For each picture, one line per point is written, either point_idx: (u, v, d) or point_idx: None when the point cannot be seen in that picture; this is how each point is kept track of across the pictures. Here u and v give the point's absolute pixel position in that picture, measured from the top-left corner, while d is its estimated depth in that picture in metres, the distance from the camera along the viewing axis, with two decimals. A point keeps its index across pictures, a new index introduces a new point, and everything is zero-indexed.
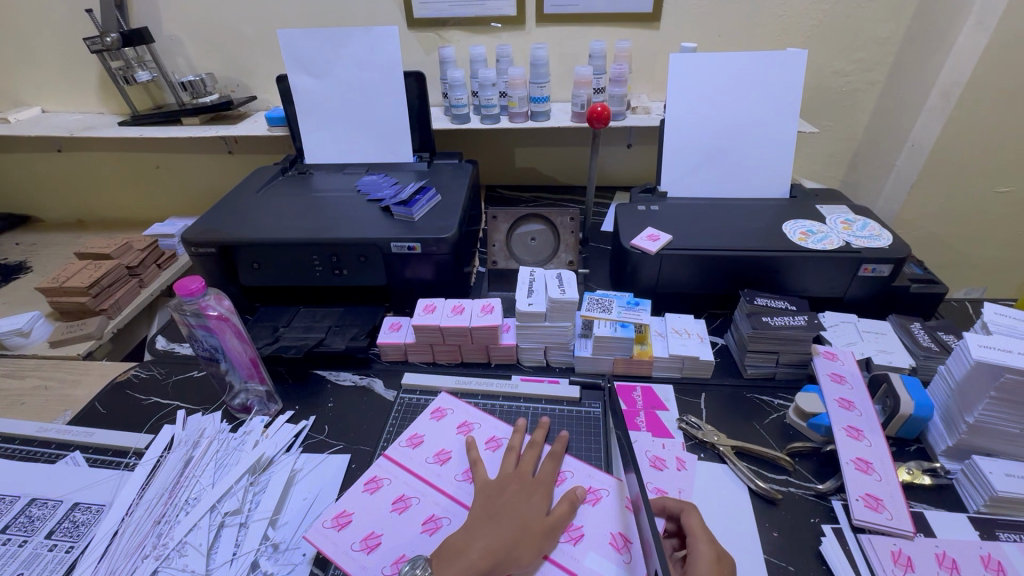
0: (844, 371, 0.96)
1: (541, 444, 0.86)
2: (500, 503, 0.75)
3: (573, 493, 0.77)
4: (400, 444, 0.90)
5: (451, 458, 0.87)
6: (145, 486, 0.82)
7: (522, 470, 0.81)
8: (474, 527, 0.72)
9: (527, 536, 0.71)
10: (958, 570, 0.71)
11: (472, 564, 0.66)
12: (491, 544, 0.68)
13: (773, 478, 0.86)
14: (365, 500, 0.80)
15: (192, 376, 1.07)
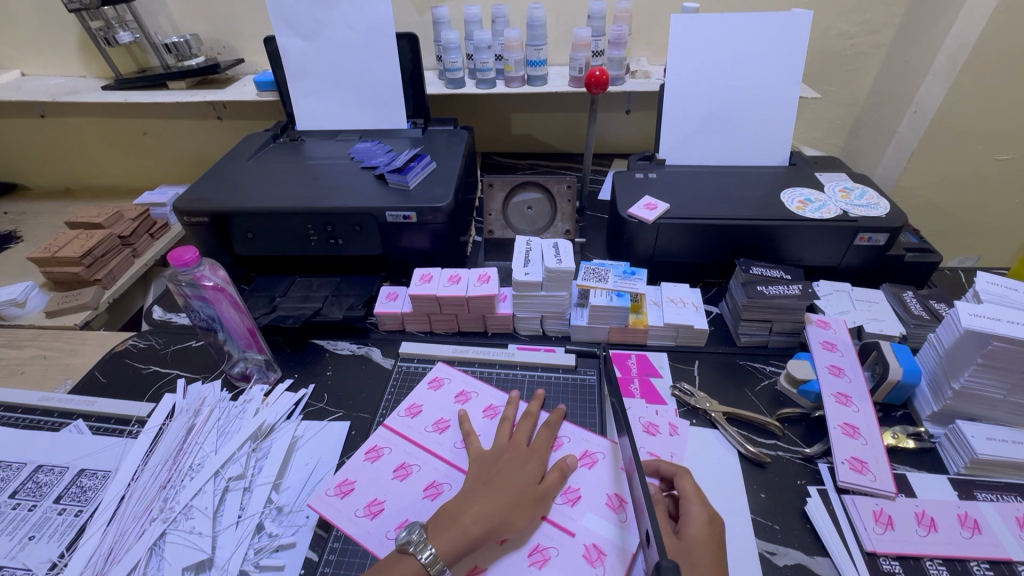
0: (835, 339, 0.98)
1: (535, 413, 0.87)
2: (495, 470, 0.77)
3: (562, 465, 0.79)
4: (399, 414, 0.91)
5: (450, 427, 0.89)
6: (149, 452, 0.83)
7: (517, 438, 0.82)
8: (469, 494, 0.73)
9: (520, 500, 0.73)
10: (935, 528, 0.74)
11: (466, 531, 0.68)
12: (484, 512, 0.70)
13: (763, 442, 0.88)
14: (365, 468, 0.82)
15: (191, 346, 1.08)
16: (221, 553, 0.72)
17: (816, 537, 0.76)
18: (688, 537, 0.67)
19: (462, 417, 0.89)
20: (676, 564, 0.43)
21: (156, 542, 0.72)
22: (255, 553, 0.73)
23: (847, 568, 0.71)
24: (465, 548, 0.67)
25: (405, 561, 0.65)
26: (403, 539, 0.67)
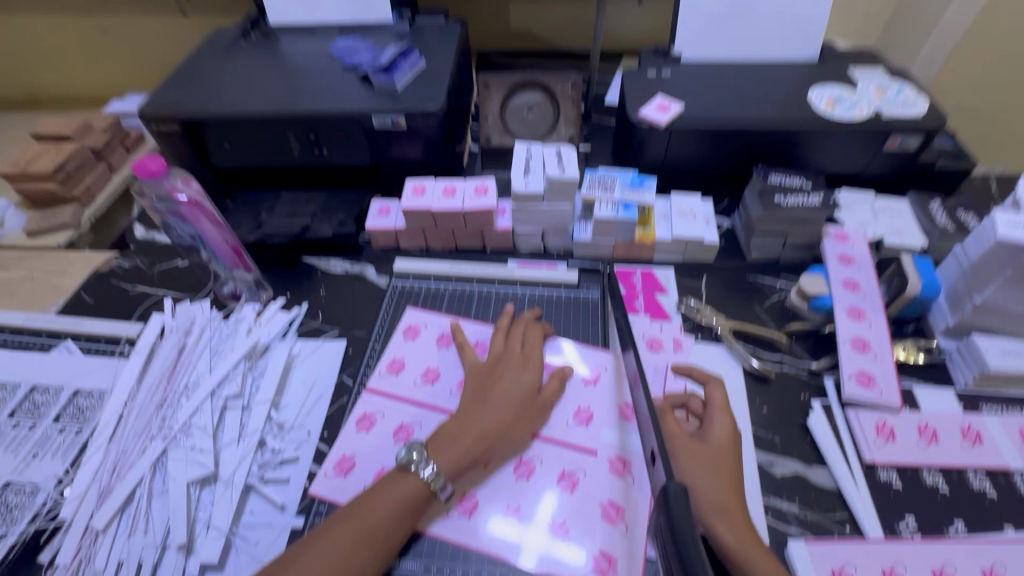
0: (853, 253, 0.93)
1: (531, 321, 0.86)
2: (493, 382, 0.76)
3: (560, 372, 0.80)
4: (382, 374, 0.84)
5: (440, 376, 0.84)
6: (142, 373, 0.82)
7: (513, 347, 0.81)
8: (466, 412, 0.73)
9: (518, 411, 0.73)
10: (936, 440, 0.74)
11: (467, 449, 0.69)
12: (483, 429, 0.70)
13: (769, 358, 0.87)
14: (361, 439, 0.77)
15: (178, 266, 1.03)
16: (224, 468, 0.73)
17: (816, 449, 0.76)
18: (712, 441, 0.70)
19: (455, 332, 0.87)
20: (684, 486, 0.41)
21: (158, 460, 0.72)
22: (260, 468, 0.75)
23: (844, 478, 0.72)
24: (466, 463, 0.68)
25: (404, 480, 0.66)
26: (404, 459, 0.67)
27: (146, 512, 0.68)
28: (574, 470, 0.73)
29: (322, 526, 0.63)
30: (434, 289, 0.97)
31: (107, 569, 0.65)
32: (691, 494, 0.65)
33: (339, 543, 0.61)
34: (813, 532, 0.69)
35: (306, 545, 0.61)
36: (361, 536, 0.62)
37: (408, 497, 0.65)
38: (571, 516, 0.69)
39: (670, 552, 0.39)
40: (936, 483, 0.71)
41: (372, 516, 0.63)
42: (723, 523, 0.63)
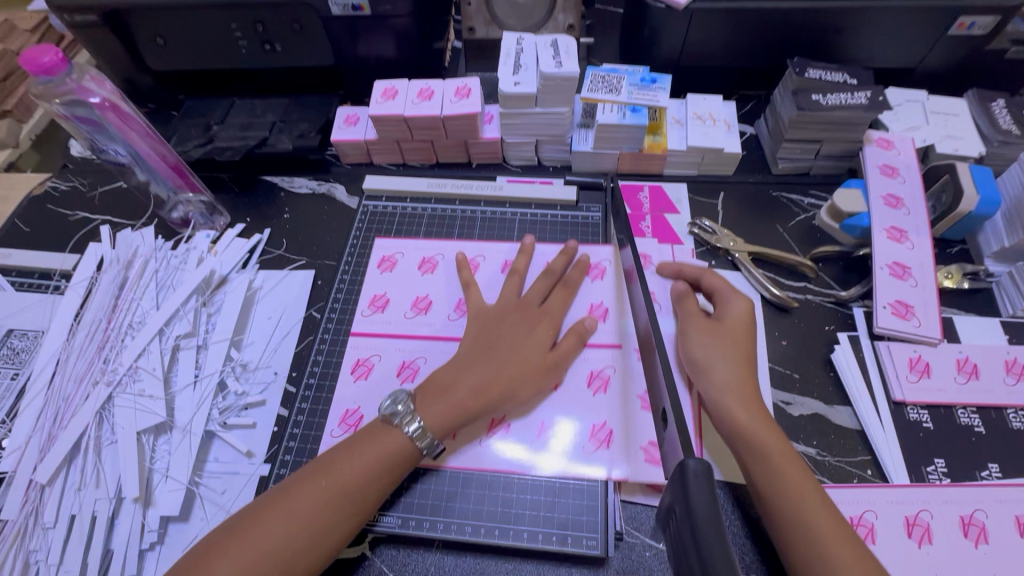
0: (897, 162, 0.79)
1: (532, 249, 0.76)
2: (500, 332, 0.66)
3: (577, 329, 0.67)
4: (366, 313, 0.74)
5: (433, 305, 0.74)
6: (80, 312, 0.73)
7: (530, 301, 0.70)
8: (463, 363, 0.63)
9: (524, 369, 0.63)
10: (976, 376, 0.66)
11: (460, 405, 0.60)
12: (482, 385, 0.61)
13: (790, 286, 0.76)
14: (362, 388, 0.68)
15: (120, 188, 0.90)
16: (181, 414, 0.66)
17: (839, 387, 0.68)
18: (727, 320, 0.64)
19: (462, 264, 0.76)
20: (707, 463, 0.36)
21: (104, 407, 0.65)
22: (221, 413, 0.67)
23: (869, 417, 0.65)
24: (456, 421, 0.59)
25: (389, 434, 0.57)
26: (387, 410, 0.59)
27: (97, 463, 0.62)
28: (604, 422, 0.63)
29: (291, 479, 0.55)
30: (409, 210, 0.84)
31: (59, 523, 0.60)
32: (706, 374, 0.61)
33: (308, 501, 0.52)
34: (830, 476, 0.62)
35: (270, 502, 0.53)
36: (332, 494, 0.53)
37: (393, 452, 0.56)
38: (610, 416, 0.64)
39: (685, 539, 0.34)
40: (971, 422, 0.64)
41: (347, 471, 0.55)
42: (762, 449, 0.55)
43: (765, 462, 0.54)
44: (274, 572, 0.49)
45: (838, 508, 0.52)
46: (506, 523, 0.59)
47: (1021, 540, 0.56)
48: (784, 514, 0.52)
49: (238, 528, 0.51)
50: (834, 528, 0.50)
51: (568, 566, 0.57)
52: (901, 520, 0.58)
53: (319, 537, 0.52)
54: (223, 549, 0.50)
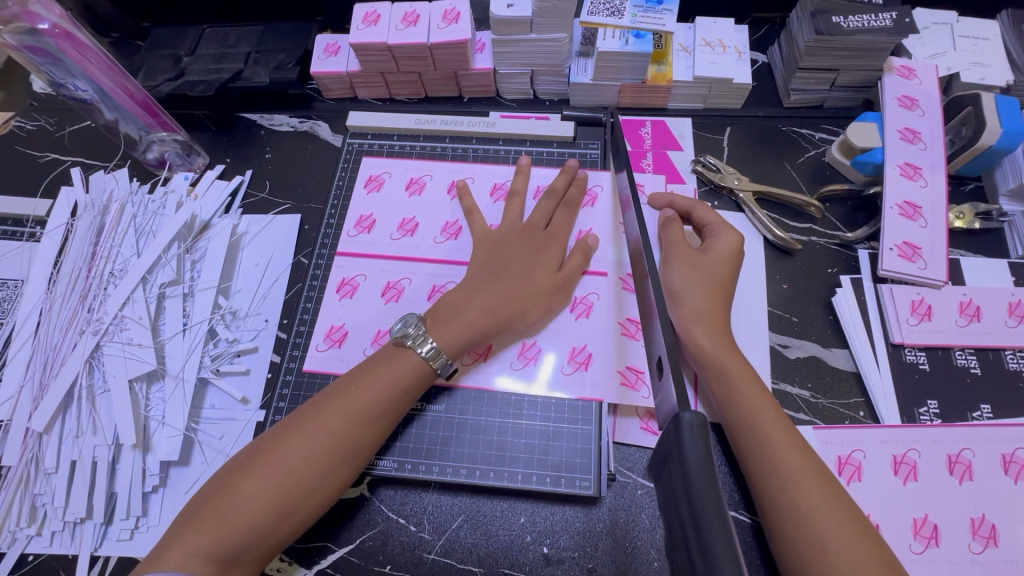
0: (918, 93, 0.74)
1: (527, 169, 0.73)
2: (506, 258, 0.64)
3: (583, 244, 0.66)
4: (350, 234, 0.72)
5: (419, 226, 0.72)
6: (59, 261, 0.70)
7: (532, 224, 0.67)
8: (471, 286, 0.62)
9: (532, 290, 0.62)
10: (978, 318, 0.65)
11: (471, 324, 0.59)
12: (490, 304, 0.60)
13: (795, 227, 0.74)
14: (346, 307, 0.67)
15: (89, 127, 0.84)
16: (172, 362, 0.65)
17: (837, 330, 0.67)
18: (713, 252, 0.62)
19: (462, 192, 0.71)
20: (703, 415, 0.35)
21: (93, 355, 0.64)
22: (214, 360, 0.67)
23: (866, 361, 0.65)
24: (469, 341, 0.59)
25: (403, 355, 0.57)
26: (398, 333, 0.58)
27: (91, 411, 0.62)
28: (585, 345, 0.63)
29: (308, 404, 0.54)
30: (395, 148, 0.78)
31: (60, 469, 0.61)
32: (675, 303, 0.59)
33: (327, 424, 0.52)
34: (822, 418, 0.63)
35: (289, 426, 0.52)
36: (353, 416, 0.53)
37: (407, 377, 0.56)
38: (591, 340, 0.63)
39: (678, 492, 0.34)
40: (967, 363, 0.64)
41: (365, 393, 0.54)
42: (725, 375, 0.54)
43: (728, 387, 0.54)
44: (293, 494, 0.49)
45: (795, 426, 0.52)
46: (502, 466, 0.60)
47: (1004, 478, 0.57)
48: (744, 434, 0.52)
49: (259, 451, 0.51)
50: (792, 447, 0.50)
51: (562, 505, 0.60)
52: (889, 459, 0.59)
53: (342, 458, 0.52)
54: (248, 471, 0.49)
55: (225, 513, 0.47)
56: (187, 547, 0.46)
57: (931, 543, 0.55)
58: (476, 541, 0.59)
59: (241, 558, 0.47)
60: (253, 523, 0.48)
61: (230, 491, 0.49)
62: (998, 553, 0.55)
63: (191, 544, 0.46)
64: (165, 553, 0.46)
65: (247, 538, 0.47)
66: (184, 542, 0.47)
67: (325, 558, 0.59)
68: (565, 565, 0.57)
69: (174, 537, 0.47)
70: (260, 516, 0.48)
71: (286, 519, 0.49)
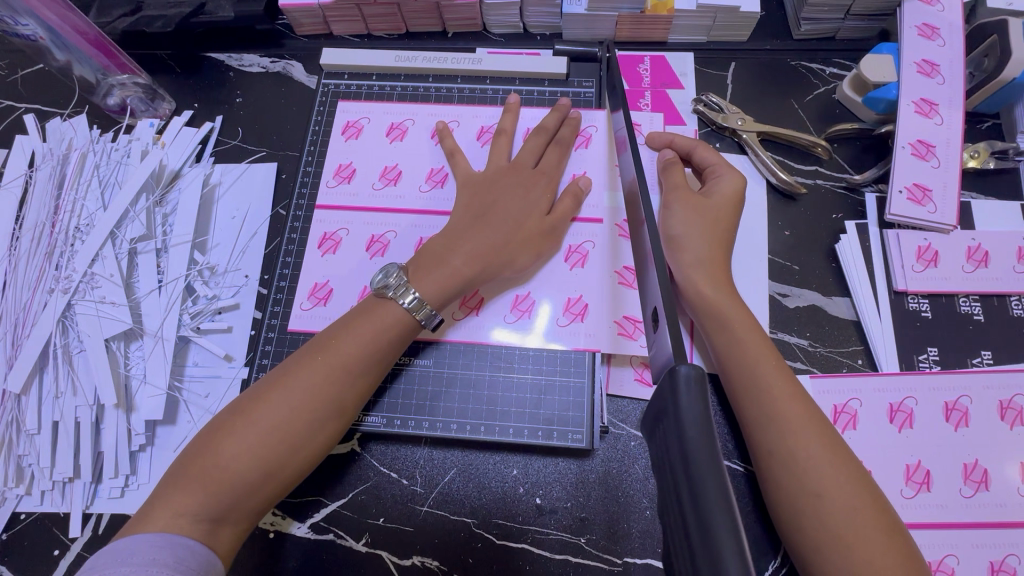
0: (939, 21, 0.68)
1: (516, 108, 0.68)
2: (492, 199, 0.61)
3: (574, 186, 0.63)
4: (330, 185, 0.67)
5: (403, 174, 0.67)
6: (21, 215, 0.67)
7: (519, 162, 0.64)
8: (455, 232, 0.59)
9: (522, 236, 0.59)
10: (986, 264, 0.63)
11: (455, 272, 0.56)
12: (476, 250, 0.57)
13: (799, 170, 0.70)
14: (329, 261, 0.64)
15: (43, 70, 0.78)
16: (149, 320, 0.62)
17: (839, 278, 0.65)
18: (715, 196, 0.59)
19: (444, 132, 0.68)
20: (701, 368, 0.33)
21: (66, 314, 0.61)
22: (193, 317, 0.64)
23: (867, 309, 0.63)
24: (454, 289, 0.56)
25: (385, 307, 0.54)
26: (378, 284, 0.55)
27: (69, 371, 0.60)
28: (580, 295, 0.61)
29: (290, 360, 0.53)
30: (374, 90, 0.72)
31: (42, 429, 0.59)
32: (674, 251, 0.56)
33: (309, 378, 0.50)
34: (820, 366, 0.62)
35: (271, 383, 0.50)
36: (335, 370, 0.51)
37: (390, 328, 0.54)
38: (586, 290, 0.61)
39: (672, 449, 0.32)
40: (971, 310, 0.62)
41: (347, 347, 0.52)
42: (725, 323, 0.52)
43: (728, 335, 0.52)
44: (279, 450, 0.48)
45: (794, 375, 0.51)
46: (492, 420, 0.59)
47: (1000, 424, 0.57)
48: (741, 378, 0.50)
49: (240, 408, 0.49)
50: (789, 388, 0.49)
51: (555, 457, 0.59)
52: (886, 408, 0.58)
53: (326, 412, 0.50)
54: (231, 429, 0.48)
55: (210, 471, 0.46)
56: (176, 506, 0.45)
57: (922, 488, 0.55)
58: (468, 493, 0.59)
59: (230, 515, 0.47)
60: (240, 480, 0.47)
61: (214, 449, 0.47)
62: (988, 496, 0.55)
63: (179, 502, 0.46)
64: (153, 512, 0.45)
65: (235, 495, 0.47)
66: (172, 501, 0.46)
67: (318, 512, 0.59)
68: (558, 514, 0.57)
69: (161, 497, 0.46)
70: (248, 473, 0.47)
71: (275, 476, 0.48)
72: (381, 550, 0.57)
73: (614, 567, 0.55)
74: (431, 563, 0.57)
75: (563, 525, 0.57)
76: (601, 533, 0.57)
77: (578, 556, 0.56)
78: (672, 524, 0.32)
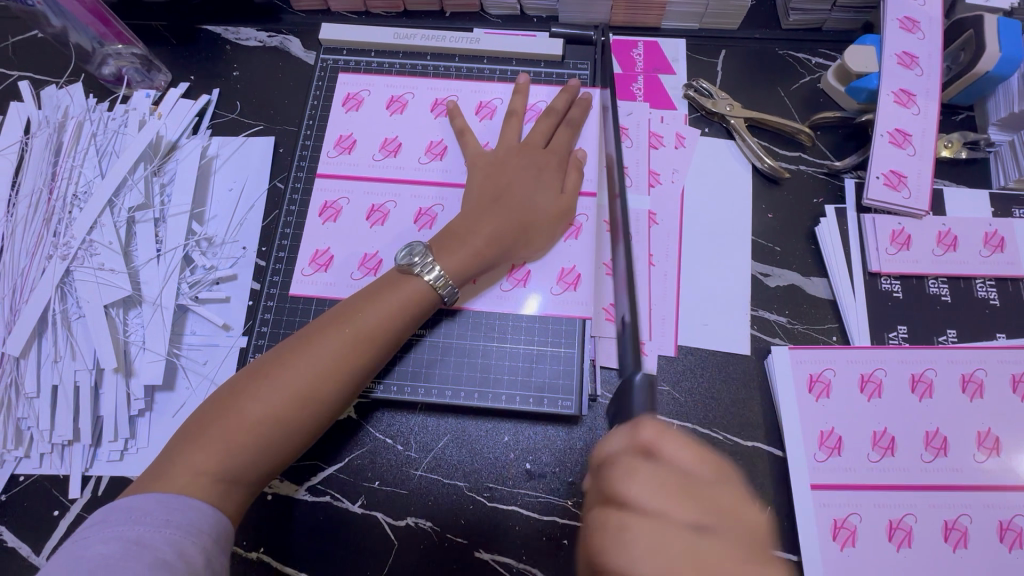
0: (920, 15, 0.70)
1: (526, 87, 0.69)
2: (505, 185, 0.62)
3: (575, 159, 0.65)
4: (330, 155, 0.68)
5: (403, 146, 0.69)
6: (17, 181, 0.67)
7: (530, 143, 0.65)
8: (474, 213, 0.60)
9: (534, 211, 0.61)
10: (954, 248, 0.66)
11: (478, 251, 0.58)
12: (496, 232, 0.59)
13: (784, 156, 0.73)
14: (330, 229, 0.65)
15: (36, 38, 0.77)
16: (148, 288, 0.63)
17: (818, 259, 0.68)
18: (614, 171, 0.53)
19: (454, 111, 0.68)
20: None
21: (64, 280, 0.62)
22: (192, 286, 0.65)
23: (843, 288, 0.66)
24: (475, 267, 0.58)
25: (408, 283, 0.56)
26: (404, 261, 0.57)
27: (68, 336, 0.61)
28: (574, 265, 0.63)
29: (311, 327, 0.54)
30: (373, 66, 0.73)
31: (42, 393, 0.60)
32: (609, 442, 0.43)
33: (332, 346, 0.52)
34: (797, 341, 0.65)
35: (292, 348, 0.52)
36: (358, 340, 0.53)
37: (410, 302, 0.55)
38: (580, 261, 0.63)
39: None
40: (939, 291, 0.66)
41: (369, 318, 0.54)
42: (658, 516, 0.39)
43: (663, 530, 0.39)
44: (301, 415, 0.50)
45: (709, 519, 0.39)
46: (485, 387, 0.61)
47: (961, 396, 0.61)
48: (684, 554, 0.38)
49: (263, 371, 0.51)
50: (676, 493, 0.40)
51: (545, 424, 0.62)
52: (857, 378, 0.62)
53: (348, 380, 0.52)
54: (254, 392, 0.49)
55: (231, 432, 0.48)
56: (196, 464, 0.47)
57: (887, 453, 0.59)
58: (460, 459, 0.61)
59: (247, 475, 0.48)
60: (260, 441, 0.48)
61: (237, 410, 0.48)
62: (947, 461, 0.59)
63: (198, 461, 0.47)
64: (171, 469, 0.46)
65: (254, 456, 0.48)
66: (189, 460, 0.47)
67: (316, 475, 0.61)
68: (547, 479, 0.60)
69: (180, 453, 0.47)
70: (269, 435, 0.49)
71: (292, 439, 0.50)
72: (377, 512, 0.60)
73: None
74: (424, 524, 0.59)
75: (551, 488, 0.60)
76: None
77: (567, 519, 0.59)
78: None
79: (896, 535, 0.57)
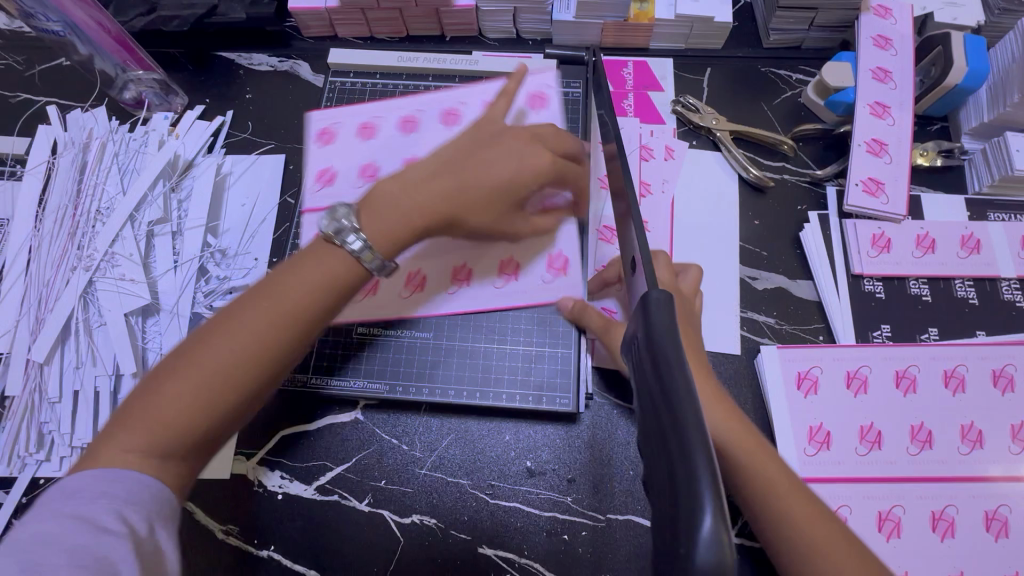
0: (892, 33, 0.75)
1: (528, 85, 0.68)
2: (464, 161, 0.56)
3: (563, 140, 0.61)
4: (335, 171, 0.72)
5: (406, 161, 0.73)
6: (44, 198, 0.71)
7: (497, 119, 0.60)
8: (415, 178, 0.54)
9: (487, 189, 0.55)
10: (932, 250, 0.69)
11: (407, 221, 0.51)
12: (430, 201, 0.53)
13: (768, 166, 0.76)
14: None
15: (63, 65, 0.82)
16: (166, 297, 0.67)
17: (803, 263, 0.71)
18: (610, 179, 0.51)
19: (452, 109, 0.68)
20: (669, 292, 0.33)
21: (87, 290, 0.66)
22: (206, 296, 0.68)
23: (827, 290, 0.69)
24: (403, 238, 0.52)
25: (330, 253, 0.48)
26: (327, 228, 0.48)
27: (90, 343, 0.64)
28: (561, 250, 0.67)
29: (224, 304, 0.46)
30: (379, 88, 0.78)
31: (64, 398, 0.63)
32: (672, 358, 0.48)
33: (248, 323, 0.44)
34: (786, 341, 0.68)
35: (205, 329, 0.44)
36: (278, 314, 0.45)
37: (337, 279, 0.48)
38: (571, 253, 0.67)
39: (644, 362, 0.32)
40: (920, 291, 0.69)
41: (293, 290, 0.46)
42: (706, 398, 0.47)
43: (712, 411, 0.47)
44: (205, 400, 0.42)
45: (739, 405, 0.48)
46: (487, 386, 0.64)
47: (944, 390, 0.63)
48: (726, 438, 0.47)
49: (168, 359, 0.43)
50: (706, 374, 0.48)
51: (544, 423, 0.65)
52: (843, 375, 0.64)
53: (262, 351, 0.44)
54: (155, 382, 0.42)
55: (128, 432, 0.41)
56: (97, 467, 0.40)
57: (874, 447, 0.61)
58: (463, 457, 0.64)
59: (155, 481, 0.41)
60: (162, 437, 0.41)
61: (136, 409, 0.41)
62: (932, 454, 0.61)
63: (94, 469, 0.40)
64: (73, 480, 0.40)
65: (158, 458, 0.41)
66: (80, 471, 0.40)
67: (323, 475, 0.63)
68: (547, 476, 0.62)
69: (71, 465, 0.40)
70: (170, 430, 0.41)
71: (203, 431, 0.43)
72: (383, 509, 0.62)
73: (598, 523, 0.60)
74: (429, 521, 0.61)
75: (551, 485, 0.62)
76: (586, 492, 0.62)
77: (566, 514, 0.61)
78: (646, 414, 0.31)
79: (886, 525, 0.58)
